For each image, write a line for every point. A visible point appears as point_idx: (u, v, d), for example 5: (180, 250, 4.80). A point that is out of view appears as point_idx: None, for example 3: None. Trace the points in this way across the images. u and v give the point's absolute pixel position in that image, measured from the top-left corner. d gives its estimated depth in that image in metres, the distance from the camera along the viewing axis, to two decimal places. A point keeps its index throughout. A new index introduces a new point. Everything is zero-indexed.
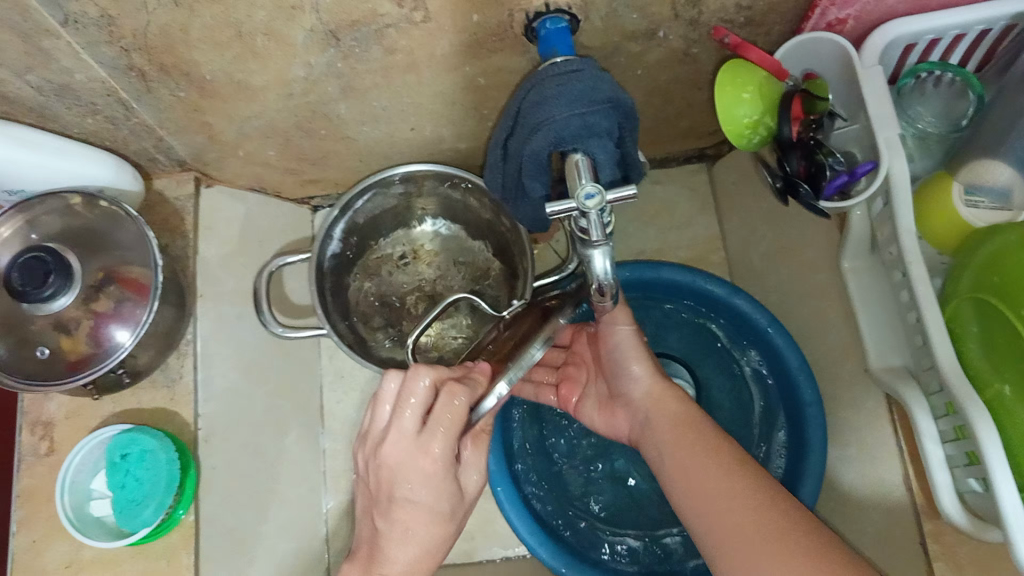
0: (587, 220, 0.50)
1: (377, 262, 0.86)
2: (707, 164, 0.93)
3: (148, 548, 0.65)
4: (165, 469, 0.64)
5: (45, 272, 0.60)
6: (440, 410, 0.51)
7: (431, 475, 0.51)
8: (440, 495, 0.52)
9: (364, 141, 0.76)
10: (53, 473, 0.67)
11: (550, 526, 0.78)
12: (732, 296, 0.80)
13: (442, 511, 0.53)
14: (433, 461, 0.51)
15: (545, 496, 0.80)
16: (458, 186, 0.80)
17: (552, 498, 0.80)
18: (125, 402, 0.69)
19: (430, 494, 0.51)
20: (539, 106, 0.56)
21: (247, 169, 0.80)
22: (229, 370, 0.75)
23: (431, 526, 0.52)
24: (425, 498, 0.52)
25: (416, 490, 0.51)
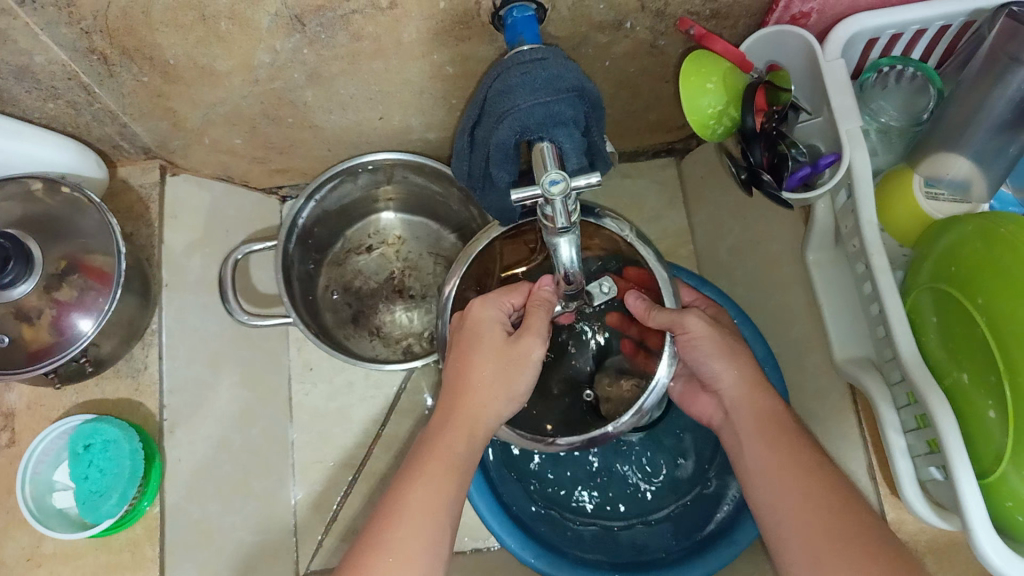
0: (552, 207, 0.51)
1: (345, 251, 0.85)
2: (675, 158, 0.93)
3: (111, 542, 0.65)
4: (128, 460, 0.63)
5: (4, 256, 0.60)
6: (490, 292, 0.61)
7: (484, 325, 0.59)
8: (484, 338, 0.58)
9: (332, 129, 0.76)
10: (13, 465, 0.66)
11: (524, 522, 0.76)
12: (701, 287, 0.79)
13: (490, 356, 0.57)
14: (482, 315, 0.59)
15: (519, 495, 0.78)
16: (428, 176, 0.80)
17: (524, 494, 0.79)
18: (88, 392, 0.68)
19: (484, 354, 0.57)
20: (504, 95, 0.57)
21: (212, 157, 0.79)
22: (193, 359, 0.74)
23: (488, 385, 0.57)
24: (474, 340, 0.58)
25: (470, 336, 0.58)
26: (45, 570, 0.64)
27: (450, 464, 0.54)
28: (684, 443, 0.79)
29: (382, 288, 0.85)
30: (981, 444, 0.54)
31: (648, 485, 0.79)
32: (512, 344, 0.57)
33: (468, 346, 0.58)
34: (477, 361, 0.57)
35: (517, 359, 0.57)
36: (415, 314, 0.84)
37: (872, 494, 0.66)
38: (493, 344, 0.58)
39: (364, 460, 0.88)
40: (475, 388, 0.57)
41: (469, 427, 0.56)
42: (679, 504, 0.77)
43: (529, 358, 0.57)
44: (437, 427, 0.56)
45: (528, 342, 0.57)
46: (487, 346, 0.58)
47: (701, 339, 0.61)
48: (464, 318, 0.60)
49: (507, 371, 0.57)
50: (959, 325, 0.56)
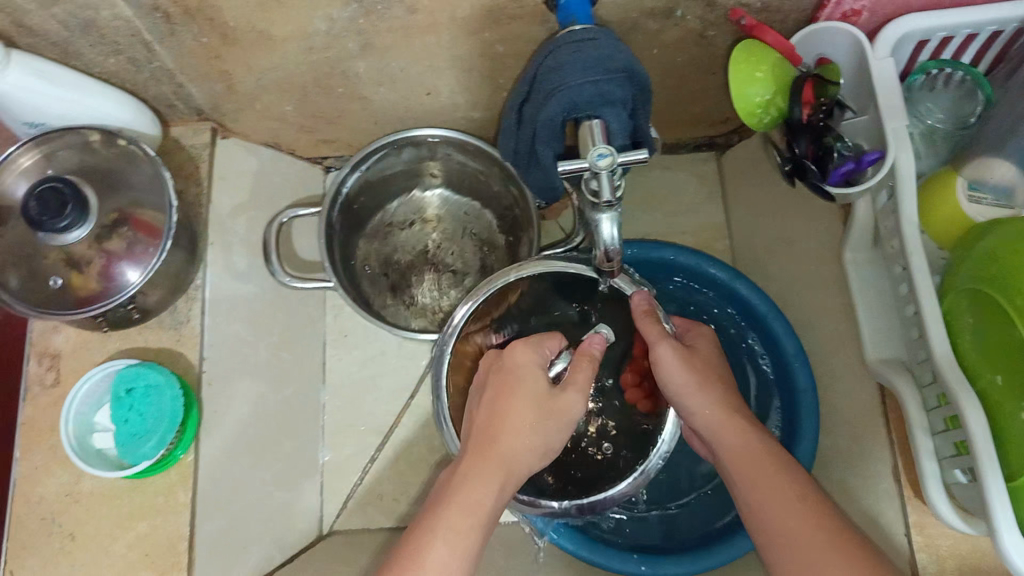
0: (599, 180, 0.51)
1: (386, 225, 0.86)
2: (716, 152, 0.92)
3: (146, 484, 0.68)
4: (169, 406, 0.66)
5: (62, 201, 0.62)
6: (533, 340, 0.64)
7: (534, 371, 0.61)
8: (531, 386, 0.60)
9: (381, 103, 0.77)
10: (58, 404, 0.71)
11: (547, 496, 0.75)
12: (734, 281, 0.77)
13: (536, 405, 0.60)
14: (526, 359, 0.62)
15: None
16: (472, 155, 0.81)
17: None
18: (130, 340, 0.71)
19: (529, 402, 0.59)
20: (555, 73, 0.58)
21: (262, 124, 0.80)
22: (230, 320, 0.75)
23: (528, 436, 0.58)
24: (520, 386, 0.60)
25: (515, 379, 0.61)
26: (82, 505, 0.68)
27: (478, 515, 0.54)
28: None
29: (420, 262, 0.86)
30: (1010, 450, 0.54)
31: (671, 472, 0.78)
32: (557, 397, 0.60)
33: (513, 390, 0.60)
34: (520, 411, 0.59)
35: (559, 412, 0.59)
36: (452, 290, 0.85)
37: (895, 495, 0.66)
38: (536, 392, 0.60)
39: (391, 430, 0.89)
40: (514, 435, 0.58)
41: (505, 476, 0.57)
42: (699, 494, 0.78)
43: (570, 412, 0.60)
44: (468, 471, 0.56)
45: (572, 395, 0.60)
46: (532, 393, 0.60)
47: (670, 369, 0.64)
48: (507, 363, 0.62)
49: (552, 423, 0.59)
50: (995, 329, 0.56)
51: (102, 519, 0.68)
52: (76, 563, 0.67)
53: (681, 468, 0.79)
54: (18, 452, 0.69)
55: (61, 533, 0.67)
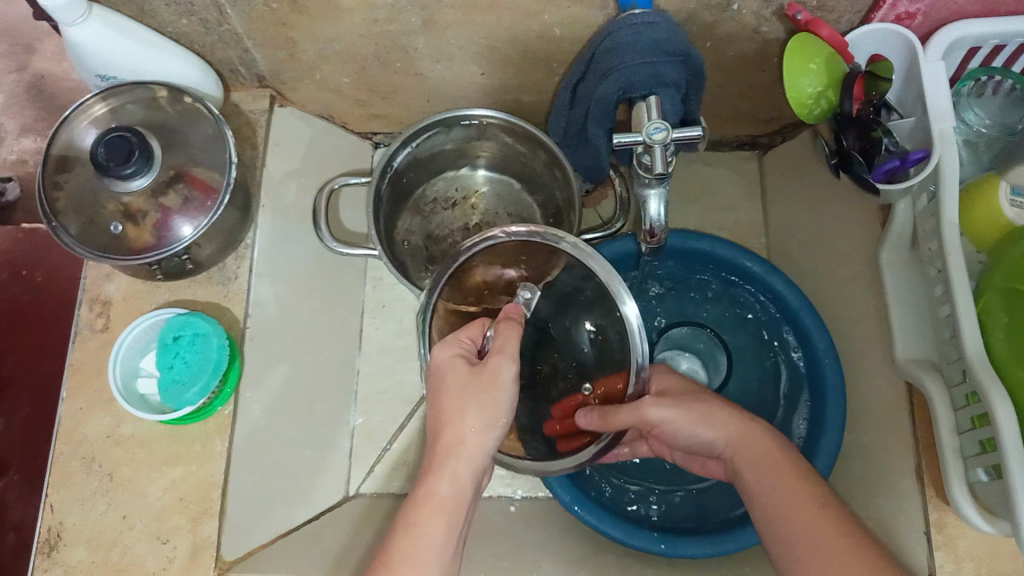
0: (652, 154, 0.53)
1: (430, 202, 0.88)
2: (758, 151, 0.93)
3: (185, 432, 0.70)
4: (214, 355, 0.68)
5: (129, 150, 0.64)
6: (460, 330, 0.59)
7: (456, 358, 0.57)
8: (455, 369, 0.56)
9: (435, 80, 0.79)
10: (106, 349, 0.72)
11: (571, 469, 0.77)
12: (770, 276, 0.77)
13: (466, 386, 0.55)
14: (451, 350, 0.57)
15: None
16: (518, 137, 0.81)
17: None
18: (180, 292, 0.74)
19: (458, 386, 0.55)
20: (613, 53, 0.60)
21: (319, 94, 0.83)
22: (277, 281, 0.78)
23: (469, 420, 0.54)
24: (447, 376, 0.56)
25: (445, 370, 0.56)
26: (122, 448, 0.70)
27: (442, 509, 0.52)
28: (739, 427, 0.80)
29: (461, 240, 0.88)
30: None
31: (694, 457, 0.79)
32: (482, 371, 0.55)
33: (443, 385, 0.56)
34: (453, 398, 0.55)
35: (490, 388, 0.55)
36: None
37: (917, 494, 0.66)
38: (462, 374, 0.55)
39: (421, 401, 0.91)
40: (453, 422, 0.54)
41: (458, 465, 0.53)
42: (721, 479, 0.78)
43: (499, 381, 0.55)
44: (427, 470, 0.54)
45: (499, 363, 0.55)
46: (459, 378, 0.55)
47: (679, 422, 0.62)
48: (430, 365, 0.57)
49: (485, 400, 0.54)
50: None
51: (138, 463, 0.69)
52: (113, 502, 0.68)
53: None
54: (63, 392, 0.71)
55: (100, 472, 0.69)
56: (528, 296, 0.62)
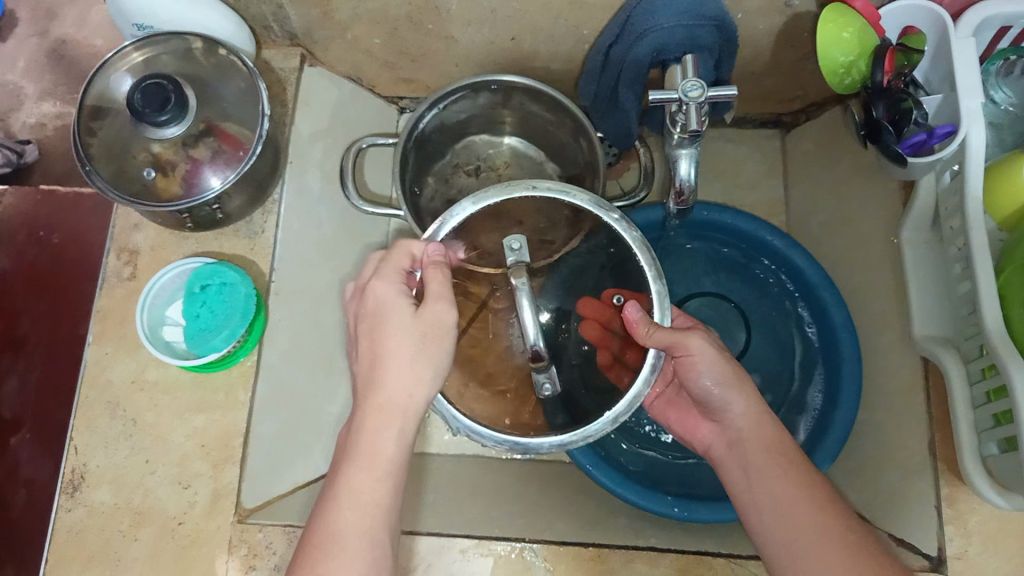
0: (687, 113, 0.54)
1: (452, 166, 0.88)
2: (781, 130, 0.94)
3: (208, 380, 0.71)
4: (242, 302, 0.69)
5: (165, 98, 0.65)
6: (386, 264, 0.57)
7: (400, 301, 0.55)
8: (397, 316, 0.54)
9: (465, 44, 0.79)
10: (131, 297, 0.73)
11: None
12: (789, 250, 0.77)
13: (409, 339, 0.54)
14: (398, 292, 0.55)
15: None
16: (545, 106, 0.81)
17: None
18: (207, 244, 0.75)
19: (394, 327, 0.54)
20: (647, 15, 0.61)
21: (349, 54, 0.82)
22: (302, 237, 0.78)
23: (409, 372, 0.53)
24: (390, 324, 0.54)
25: (390, 320, 0.54)
26: (146, 394, 0.71)
27: (384, 465, 0.52)
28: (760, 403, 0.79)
29: None
30: None
31: None
32: (423, 313, 0.54)
33: (379, 329, 0.54)
34: (389, 346, 0.54)
35: (437, 337, 0.54)
36: None
37: (928, 469, 0.67)
38: (405, 320, 0.54)
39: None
40: (392, 369, 0.53)
41: (388, 415, 0.53)
42: None
43: (446, 329, 0.55)
44: (360, 425, 0.53)
45: (439, 306, 0.55)
46: (400, 324, 0.54)
47: (706, 361, 0.61)
48: (363, 311, 0.56)
49: (428, 352, 0.54)
50: None
51: (162, 409, 0.70)
52: (136, 447, 0.69)
53: None
54: (89, 338, 0.72)
55: (124, 417, 0.70)
56: (517, 246, 0.59)
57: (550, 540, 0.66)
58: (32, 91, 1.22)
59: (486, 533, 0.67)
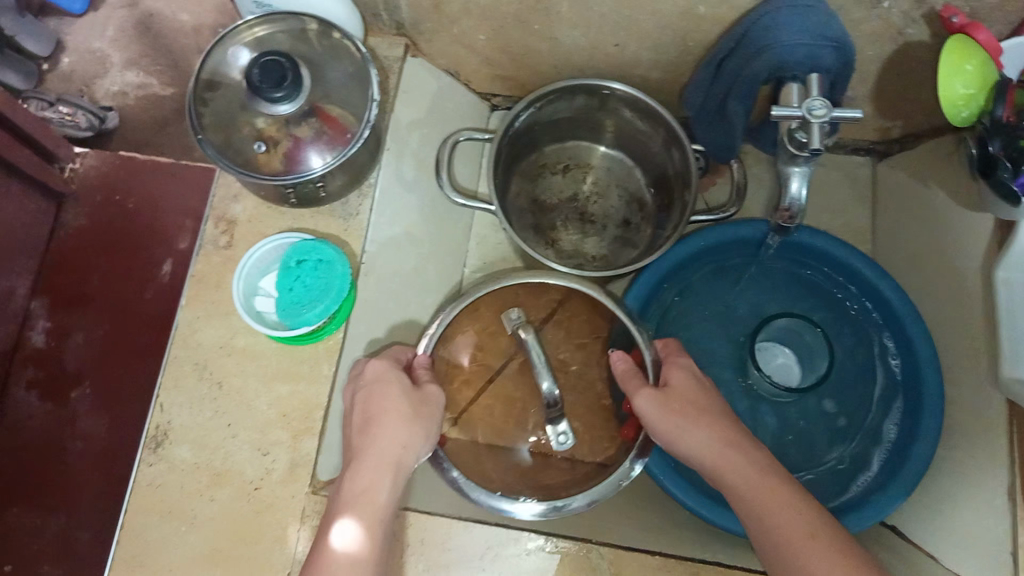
0: (807, 131, 0.54)
1: (539, 164, 0.89)
2: (873, 159, 0.93)
3: (294, 353, 0.73)
4: (337, 280, 0.71)
5: (281, 76, 0.66)
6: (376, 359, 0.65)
7: (394, 383, 0.63)
8: (394, 393, 0.62)
9: (568, 46, 0.80)
10: (227, 265, 0.75)
11: None
12: (878, 279, 0.77)
13: (405, 410, 0.61)
14: (390, 377, 0.63)
15: None
16: (642, 115, 0.81)
17: None
18: (303, 221, 0.77)
19: (389, 399, 0.62)
20: (764, 31, 0.61)
21: (451, 48, 0.84)
22: (393, 224, 0.80)
23: (399, 430, 0.60)
24: (388, 400, 0.61)
25: (388, 396, 0.62)
26: (234, 360, 0.73)
27: (376, 511, 0.57)
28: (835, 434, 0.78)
29: (566, 205, 0.88)
30: None
31: (779, 447, 0.78)
32: (421, 392, 0.64)
33: (376, 395, 0.62)
34: (382, 414, 0.61)
35: (427, 407, 0.63)
36: (590, 235, 0.87)
37: (1007, 515, 0.65)
38: (404, 396, 0.62)
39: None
40: (390, 429, 0.60)
41: (384, 468, 0.58)
42: (808, 474, 0.77)
43: (435, 403, 0.64)
44: (352, 475, 0.58)
45: (433, 388, 0.65)
46: (396, 392, 0.62)
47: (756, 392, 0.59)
48: (362, 380, 0.63)
49: (418, 419, 0.62)
50: None
51: (247, 375, 0.72)
52: (219, 409, 0.71)
53: (795, 447, 0.78)
54: (184, 300, 0.74)
55: (210, 379, 0.72)
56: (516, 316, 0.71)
57: (616, 544, 0.67)
58: (117, 61, 1.25)
59: (553, 531, 0.67)
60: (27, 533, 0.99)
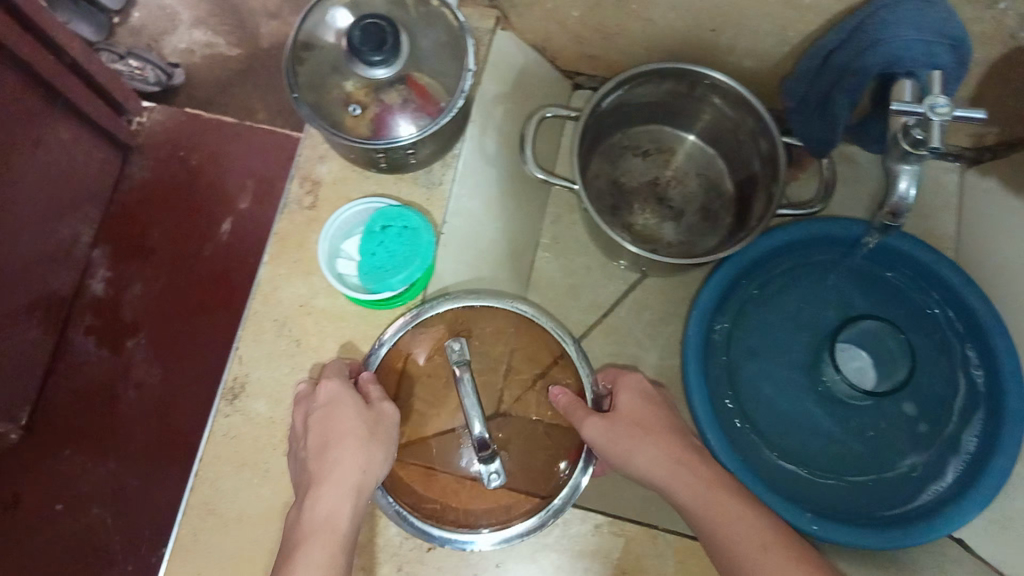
0: (926, 128, 0.53)
1: (622, 147, 0.89)
2: (962, 164, 0.90)
3: (372, 317, 0.74)
4: (422, 248, 0.71)
5: (381, 40, 0.66)
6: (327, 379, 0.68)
7: (349, 404, 0.66)
8: (352, 413, 0.65)
9: (663, 28, 0.78)
10: (310, 225, 0.76)
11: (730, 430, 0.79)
12: (965, 289, 0.75)
13: (359, 429, 0.65)
14: (343, 399, 0.66)
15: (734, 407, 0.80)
16: (729, 105, 0.80)
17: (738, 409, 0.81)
18: (386, 187, 0.77)
19: (342, 420, 0.65)
20: (873, 26, 0.60)
21: (543, 23, 0.83)
22: (474, 195, 0.80)
23: (357, 454, 0.63)
24: (343, 420, 0.65)
25: (342, 418, 0.65)
26: (312, 319, 0.74)
27: (336, 527, 0.59)
28: (911, 440, 0.78)
29: (645, 188, 0.89)
30: None
31: (850, 448, 0.79)
32: (376, 412, 0.66)
33: (331, 416, 0.65)
34: (335, 437, 0.64)
35: (382, 427, 0.66)
36: (666, 220, 0.88)
37: None
38: (359, 418, 0.65)
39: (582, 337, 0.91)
40: (346, 452, 0.63)
41: (342, 486, 0.62)
42: (881, 478, 0.77)
43: (391, 419, 0.66)
44: (313, 499, 0.61)
45: (386, 405, 0.67)
46: (350, 412, 0.65)
47: None
48: (316, 402, 0.66)
49: (373, 438, 0.65)
50: None
51: (325, 335, 0.73)
52: (296, 366, 0.73)
53: (868, 450, 0.78)
54: (266, 257, 0.75)
55: (290, 336, 0.73)
56: (457, 346, 0.69)
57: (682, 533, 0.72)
58: (185, 18, 1.26)
59: (620, 515, 0.73)
60: (84, 470, 1.11)
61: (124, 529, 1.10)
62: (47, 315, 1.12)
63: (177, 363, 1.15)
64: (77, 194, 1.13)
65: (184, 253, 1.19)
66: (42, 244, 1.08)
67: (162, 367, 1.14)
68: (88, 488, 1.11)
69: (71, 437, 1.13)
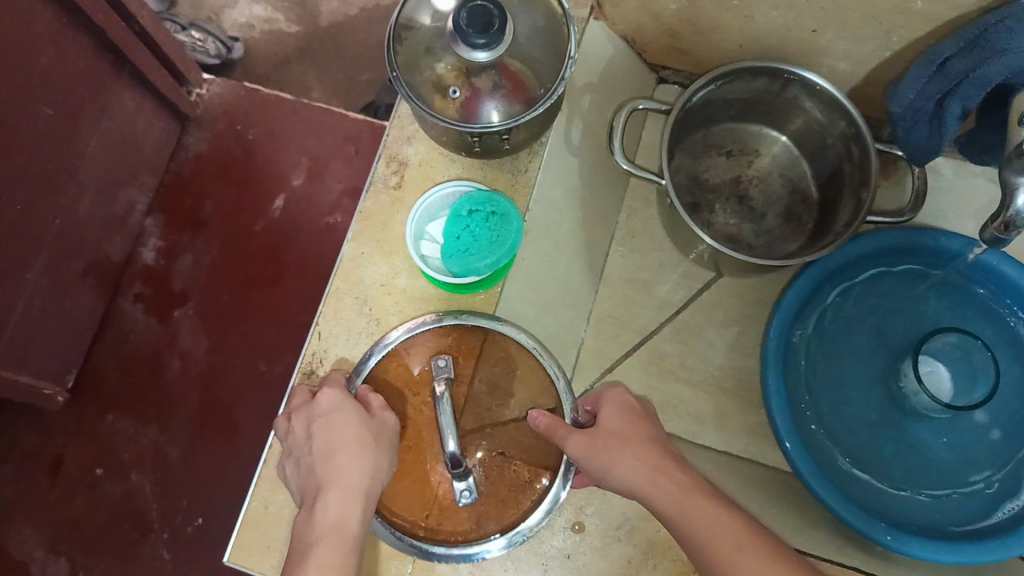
0: None
1: (706, 145, 0.88)
2: None
3: (452, 300, 0.73)
4: (510, 235, 0.70)
5: (487, 22, 0.64)
6: (327, 390, 0.68)
7: (353, 412, 0.67)
8: (358, 421, 0.66)
9: (762, 25, 0.76)
10: (394, 206, 0.76)
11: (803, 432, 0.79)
12: None
13: (368, 437, 0.66)
14: (347, 407, 0.67)
15: (807, 411, 0.80)
16: (822, 108, 0.78)
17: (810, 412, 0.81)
18: (471, 171, 0.77)
19: (346, 428, 0.66)
20: (1000, 34, 0.59)
21: (636, 15, 0.82)
22: (556, 184, 0.79)
23: (365, 460, 0.65)
24: (349, 427, 0.66)
25: (346, 426, 0.66)
26: (392, 300, 0.74)
27: (346, 532, 0.61)
28: (987, 456, 0.77)
29: (727, 187, 0.88)
30: None
31: (923, 459, 0.78)
32: (377, 423, 0.67)
33: (333, 424, 0.66)
34: (340, 444, 0.65)
35: (385, 434, 0.67)
36: (746, 220, 0.87)
37: None
38: (363, 427, 0.66)
39: (651, 334, 0.91)
40: (355, 461, 0.65)
41: (351, 492, 0.63)
42: (955, 494, 0.76)
43: (391, 429, 0.68)
44: (322, 504, 0.62)
45: (386, 414, 0.68)
46: (354, 420, 0.66)
47: None
48: (318, 411, 0.67)
49: (380, 445, 0.66)
50: None
51: (406, 317, 0.73)
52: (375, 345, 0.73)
53: (943, 464, 0.78)
54: (349, 235, 0.75)
55: (369, 315, 0.73)
56: (443, 363, 0.70)
57: None
58: None
59: None
60: (129, 435, 1.11)
61: (162, 498, 1.10)
62: (103, 280, 1.13)
63: (225, 336, 1.15)
64: (136, 162, 1.13)
65: (237, 230, 1.19)
66: (102, 208, 1.08)
67: (210, 336, 1.15)
68: (129, 454, 1.11)
69: (115, 403, 1.13)
